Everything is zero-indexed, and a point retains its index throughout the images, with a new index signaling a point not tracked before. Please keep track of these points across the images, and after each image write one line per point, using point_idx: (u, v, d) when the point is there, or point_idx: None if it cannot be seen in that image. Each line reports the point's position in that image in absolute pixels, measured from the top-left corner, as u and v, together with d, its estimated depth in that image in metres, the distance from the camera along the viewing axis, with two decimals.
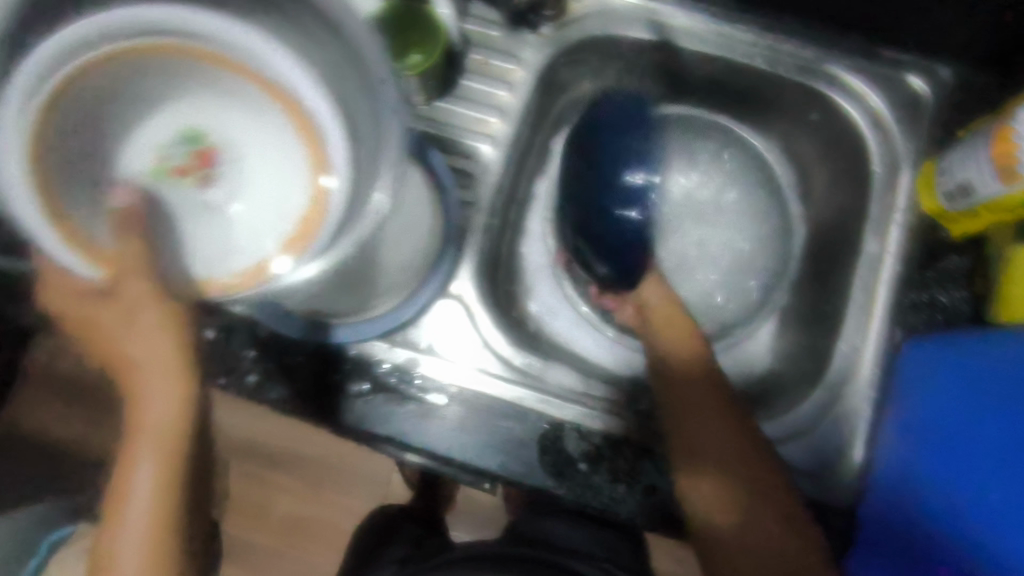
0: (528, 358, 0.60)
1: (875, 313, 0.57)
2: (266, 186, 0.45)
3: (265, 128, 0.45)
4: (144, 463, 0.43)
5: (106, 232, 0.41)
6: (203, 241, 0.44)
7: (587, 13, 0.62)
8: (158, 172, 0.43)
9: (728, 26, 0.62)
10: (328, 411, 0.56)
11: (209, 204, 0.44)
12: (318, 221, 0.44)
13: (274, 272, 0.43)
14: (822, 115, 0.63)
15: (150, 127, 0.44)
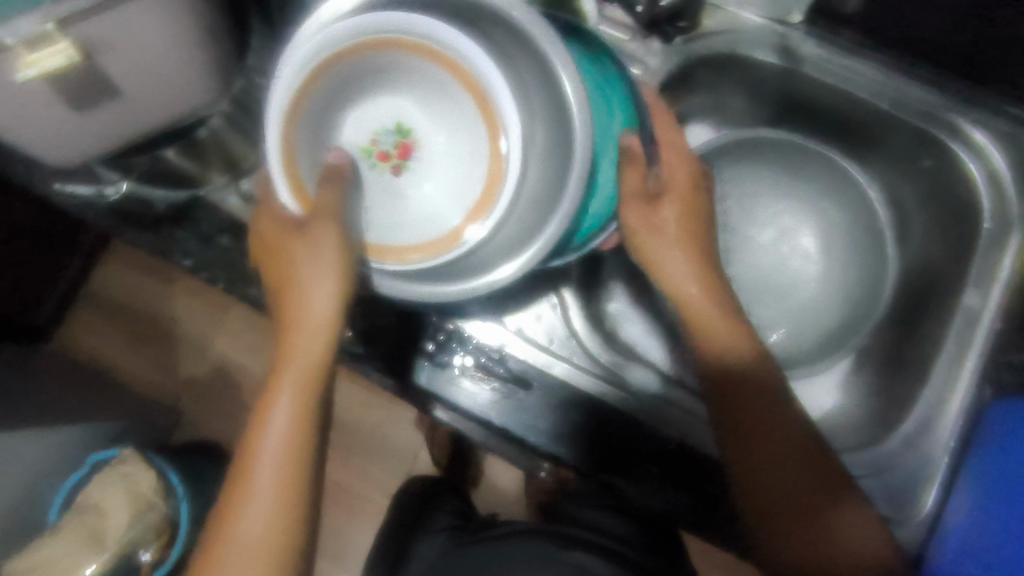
0: (614, 355, 0.62)
1: (967, 366, 0.57)
2: (449, 176, 0.51)
3: (459, 123, 0.50)
4: (285, 398, 0.47)
5: (314, 182, 0.48)
6: (388, 215, 0.51)
7: (715, 30, 0.62)
8: (367, 152, 0.51)
9: (856, 61, 0.61)
10: (420, 376, 0.58)
11: (405, 187, 0.51)
12: (500, 197, 0.48)
13: (464, 238, 0.48)
14: (936, 162, 0.62)
15: (368, 113, 0.51)
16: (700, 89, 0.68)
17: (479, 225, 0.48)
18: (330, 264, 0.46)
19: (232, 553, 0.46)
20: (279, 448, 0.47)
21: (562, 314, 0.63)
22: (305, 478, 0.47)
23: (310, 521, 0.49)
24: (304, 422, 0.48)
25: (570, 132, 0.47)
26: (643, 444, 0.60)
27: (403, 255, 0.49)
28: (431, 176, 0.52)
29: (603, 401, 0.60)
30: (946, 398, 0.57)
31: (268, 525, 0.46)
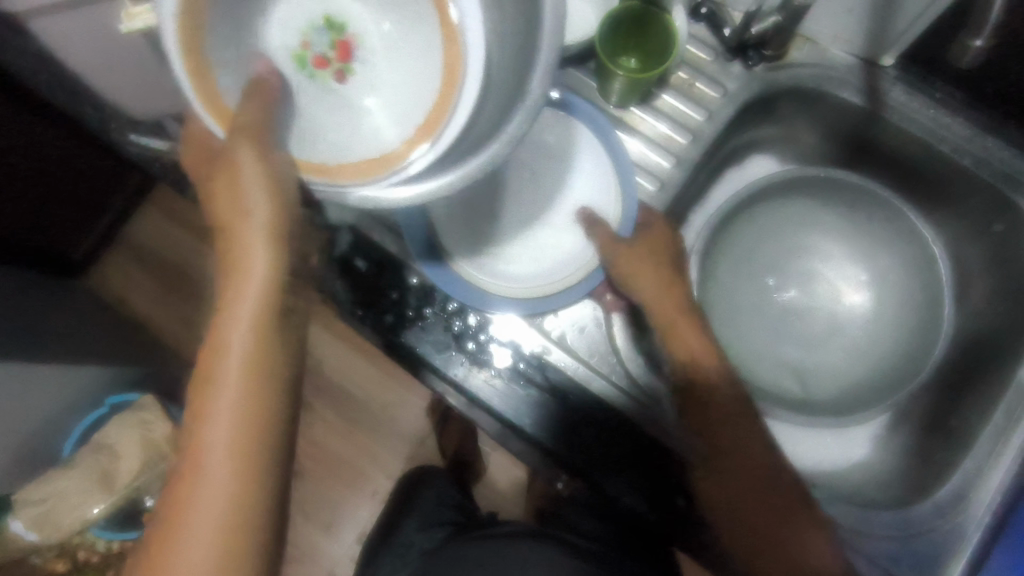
0: (653, 381, 0.64)
1: (1013, 441, 0.55)
2: (399, 80, 0.45)
3: (403, 15, 0.44)
4: (239, 334, 0.44)
5: (237, 87, 0.42)
6: (332, 127, 0.44)
7: (801, 62, 0.61)
8: (300, 56, 0.45)
9: (941, 113, 0.60)
10: (454, 374, 0.58)
11: (349, 95, 0.45)
12: (449, 103, 0.42)
13: (402, 160, 0.40)
14: (1007, 228, 0.60)
15: (295, 9, 0.45)
16: (774, 120, 0.68)
17: (430, 143, 0.41)
18: (255, 184, 0.44)
19: (200, 493, 0.43)
20: (240, 375, 0.44)
21: (605, 330, 0.64)
22: (268, 426, 0.45)
23: (279, 477, 0.46)
24: (261, 349, 0.45)
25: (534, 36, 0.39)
26: (672, 472, 0.57)
27: (351, 174, 0.40)
28: (376, 82, 0.45)
29: (636, 421, 0.59)
30: (988, 469, 0.55)
31: (231, 476, 0.43)
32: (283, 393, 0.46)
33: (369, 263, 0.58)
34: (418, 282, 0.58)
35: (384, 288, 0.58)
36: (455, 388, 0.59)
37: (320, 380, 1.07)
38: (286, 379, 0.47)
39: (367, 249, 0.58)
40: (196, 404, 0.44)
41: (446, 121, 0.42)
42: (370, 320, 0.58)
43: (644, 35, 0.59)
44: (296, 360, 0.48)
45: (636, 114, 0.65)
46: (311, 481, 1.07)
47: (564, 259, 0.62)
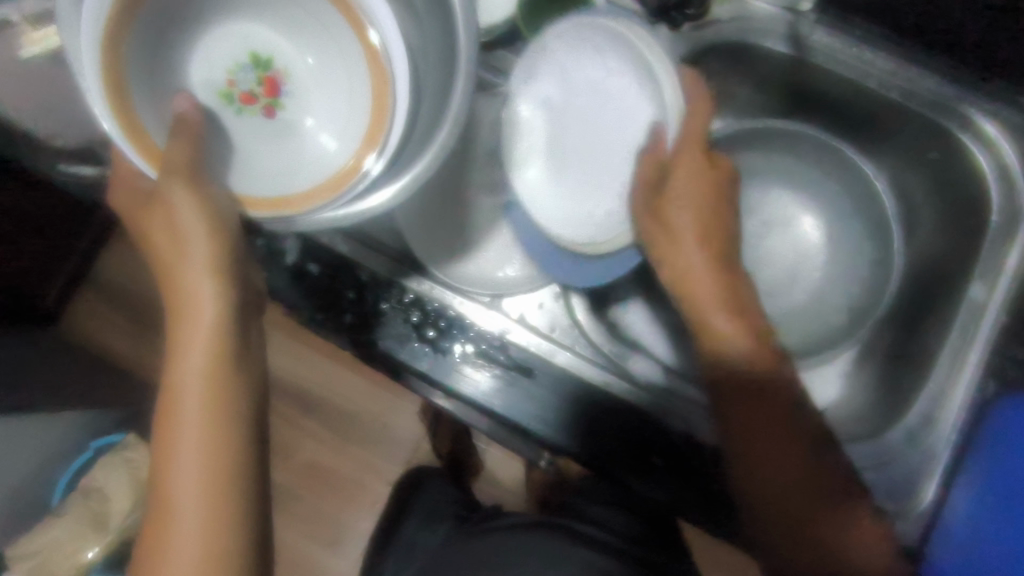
0: (618, 347, 0.63)
1: (969, 361, 0.57)
2: (331, 101, 0.47)
3: (322, 40, 0.46)
4: (191, 350, 0.46)
5: (163, 126, 0.44)
6: (271, 159, 0.46)
7: (726, 17, 0.62)
8: (227, 94, 0.46)
9: (865, 50, 0.61)
10: (411, 363, 0.58)
11: (284, 127, 0.47)
12: (387, 114, 0.44)
13: (362, 172, 0.44)
14: (943, 154, 0.62)
15: (217, 47, 0.46)
16: (709, 77, 0.67)
17: (376, 153, 0.44)
18: (192, 225, 0.44)
19: (179, 512, 0.45)
20: (201, 398, 0.46)
21: (564, 305, 0.63)
22: (235, 433, 0.47)
23: (256, 490, 0.48)
24: (217, 372, 0.46)
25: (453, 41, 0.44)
26: (654, 434, 0.59)
27: (301, 203, 0.43)
28: (306, 111, 0.47)
29: (607, 390, 0.60)
30: (954, 389, 0.57)
31: (204, 487, 0.45)
32: (248, 408, 0.48)
33: (322, 268, 0.59)
34: (370, 278, 0.59)
35: (340, 289, 0.59)
36: (424, 378, 0.59)
37: (305, 397, 1.07)
38: (248, 394, 0.48)
39: (317, 253, 0.58)
40: (164, 422, 0.46)
41: (385, 132, 0.44)
42: (330, 322, 0.59)
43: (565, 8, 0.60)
44: (256, 369, 0.49)
45: None
46: (308, 497, 1.07)
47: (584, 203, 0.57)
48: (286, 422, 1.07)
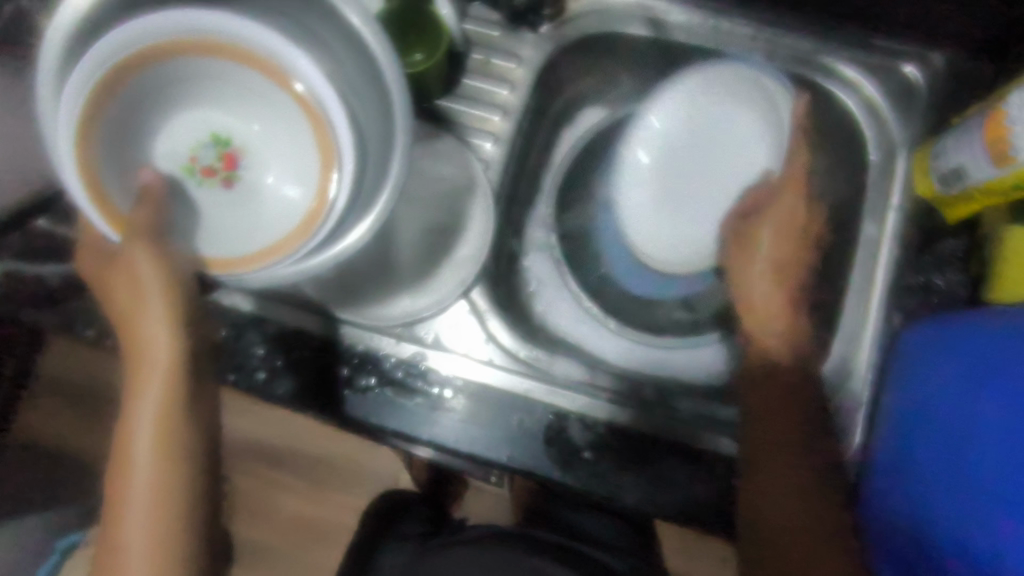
0: (534, 350, 0.60)
1: (873, 303, 0.58)
2: (288, 161, 0.44)
3: (275, 109, 0.42)
4: (148, 401, 0.44)
5: (130, 200, 0.41)
6: (238, 229, 0.43)
7: (584, 13, 0.64)
8: (188, 171, 0.43)
9: (724, 20, 0.63)
10: (327, 405, 0.57)
11: (246, 194, 0.44)
12: (334, 155, 0.41)
13: (328, 209, 0.40)
14: (817, 105, 0.63)
15: (177, 124, 0.43)
16: (586, 72, 0.69)
17: (336, 181, 0.41)
18: (152, 282, 0.43)
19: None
20: (152, 452, 0.44)
21: (477, 320, 0.61)
22: (186, 483, 0.45)
23: (203, 547, 0.46)
24: (169, 422, 0.45)
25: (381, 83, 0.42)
26: (589, 430, 0.56)
27: (276, 251, 0.40)
28: (269, 180, 0.44)
29: (530, 398, 0.57)
30: (864, 327, 0.58)
31: (152, 545, 0.43)
32: (201, 457, 0.46)
33: (228, 329, 0.57)
34: (280, 330, 0.58)
35: (247, 347, 0.57)
36: (347, 420, 0.57)
37: (270, 455, 1.03)
38: (201, 444, 0.46)
39: (221, 314, 0.57)
40: (117, 471, 0.44)
41: (339, 164, 0.41)
42: (243, 382, 0.57)
43: (416, 21, 0.57)
44: (210, 413, 0.48)
45: (445, 106, 0.64)
46: (295, 555, 1.03)
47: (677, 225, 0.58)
48: (257, 482, 1.03)
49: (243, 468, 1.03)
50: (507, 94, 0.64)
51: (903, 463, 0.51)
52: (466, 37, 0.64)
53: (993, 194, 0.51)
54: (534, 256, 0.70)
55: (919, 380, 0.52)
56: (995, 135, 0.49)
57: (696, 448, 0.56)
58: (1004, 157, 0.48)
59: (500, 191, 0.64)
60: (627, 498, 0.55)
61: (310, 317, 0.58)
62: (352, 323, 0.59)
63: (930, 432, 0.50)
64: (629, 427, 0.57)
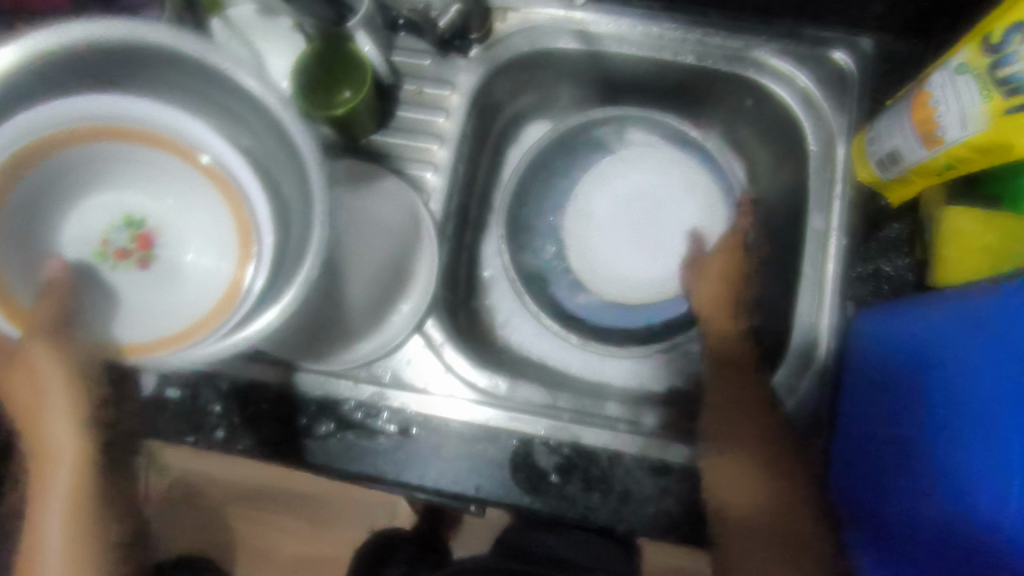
0: (494, 379, 0.59)
1: (827, 294, 0.57)
2: (206, 239, 0.39)
3: (189, 186, 0.39)
4: (55, 498, 0.41)
5: (35, 293, 0.36)
6: (159, 313, 0.37)
7: (512, 33, 0.63)
8: (101, 257, 0.38)
9: (653, 26, 0.63)
10: (286, 454, 0.56)
11: (165, 275, 0.39)
12: (251, 230, 0.39)
13: (245, 291, 0.37)
14: (756, 101, 0.63)
15: (85, 209, 0.38)
16: (523, 90, 0.68)
17: (254, 267, 0.38)
18: (52, 378, 0.38)
19: None
20: (61, 549, 0.42)
21: (435, 353, 0.60)
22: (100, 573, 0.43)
23: None
24: (80, 518, 0.42)
25: (294, 148, 0.36)
26: (555, 453, 0.56)
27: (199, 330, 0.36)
28: (189, 259, 0.39)
29: (491, 428, 0.57)
30: (820, 319, 0.57)
31: None
32: (117, 543, 0.44)
33: (182, 389, 0.57)
34: (232, 386, 0.57)
35: (203, 406, 0.57)
36: (312, 468, 0.56)
37: (264, 498, 0.99)
38: (117, 531, 0.44)
39: (174, 375, 0.57)
40: (25, 558, 0.43)
41: (257, 254, 0.38)
42: (203, 442, 0.56)
43: (340, 63, 0.57)
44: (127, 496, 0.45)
45: (381, 141, 0.63)
46: None
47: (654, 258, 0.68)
48: (252, 527, 0.99)
49: (237, 516, 0.98)
50: (444, 122, 0.63)
51: (870, 450, 0.51)
52: (396, 70, 0.64)
53: (929, 175, 0.51)
54: (489, 277, 0.70)
55: (876, 365, 0.52)
56: (923, 117, 0.49)
57: (662, 463, 0.55)
58: (934, 139, 0.48)
59: (447, 219, 0.64)
60: (599, 518, 0.54)
61: (262, 370, 0.57)
62: (306, 369, 0.58)
63: (888, 421, 0.49)
64: (593, 447, 0.56)
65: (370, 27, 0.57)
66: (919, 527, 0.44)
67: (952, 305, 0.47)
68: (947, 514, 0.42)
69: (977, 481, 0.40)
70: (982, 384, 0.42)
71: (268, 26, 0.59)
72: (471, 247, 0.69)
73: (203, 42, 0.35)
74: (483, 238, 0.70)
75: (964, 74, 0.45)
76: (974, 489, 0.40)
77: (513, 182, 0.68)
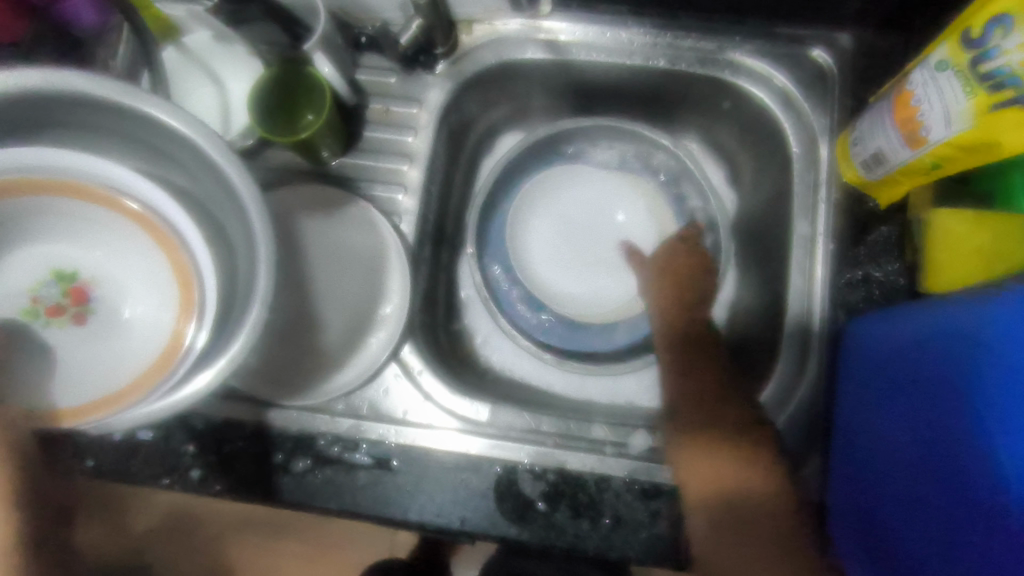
0: (475, 405, 0.57)
1: (815, 301, 0.55)
2: (141, 293, 0.39)
3: (122, 238, 0.39)
4: None
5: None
6: (98, 369, 0.38)
7: (479, 46, 0.61)
8: (30, 315, 0.38)
9: (623, 32, 0.61)
10: (262, 494, 0.54)
11: (101, 331, 0.39)
12: (191, 280, 0.38)
13: (181, 348, 0.37)
14: (734, 103, 0.61)
15: (15, 266, 0.38)
16: (495, 103, 0.66)
17: (194, 321, 0.38)
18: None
19: None
20: None
21: (413, 382, 0.58)
22: None
23: None
24: None
25: (232, 192, 0.36)
26: (542, 480, 0.54)
27: (129, 393, 0.36)
28: (128, 310, 0.39)
29: (474, 457, 0.55)
30: (809, 327, 0.55)
31: None
32: None
33: (154, 431, 0.55)
34: (205, 426, 0.55)
35: (177, 447, 0.55)
36: (291, 506, 0.54)
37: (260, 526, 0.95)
38: None
39: None
40: None
41: (199, 305, 0.38)
42: (177, 484, 0.55)
43: (299, 85, 0.55)
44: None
45: (350, 163, 0.62)
46: None
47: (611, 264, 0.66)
48: (251, 551, 0.94)
49: (236, 542, 0.94)
50: (413, 141, 0.61)
51: (867, 460, 0.49)
52: (361, 88, 0.62)
53: (915, 175, 0.49)
54: (469, 296, 0.68)
55: (869, 371, 0.50)
56: (906, 117, 0.47)
57: (653, 485, 0.53)
58: (917, 138, 0.46)
59: (421, 240, 0.62)
60: (590, 546, 0.52)
61: (236, 407, 0.55)
62: (279, 405, 0.56)
63: (880, 434, 0.48)
64: (580, 472, 0.54)
65: (327, 47, 0.55)
66: (938, 521, 0.41)
67: (939, 310, 0.45)
68: (974, 497, 0.39)
69: (1001, 457, 0.37)
70: (971, 392, 0.40)
71: (221, 49, 0.58)
72: (449, 266, 0.67)
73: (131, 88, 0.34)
74: (461, 255, 0.69)
75: (945, 70, 0.43)
76: (999, 466, 0.37)
77: (489, 197, 0.66)
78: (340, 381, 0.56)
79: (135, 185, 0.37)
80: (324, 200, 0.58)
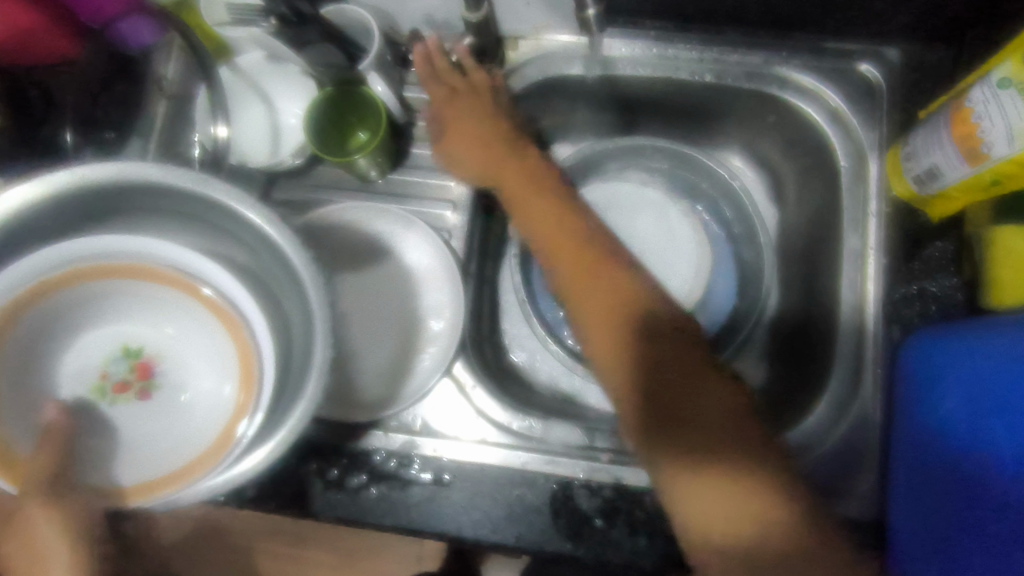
0: (527, 420, 0.58)
1: (869, 314, 0.55)
2: (201, 369, 0.39)
3: (183, 315, 0.39)
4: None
5: (33, 442, 0.36)
6: (161, 447, 0.38)
7: (525, 61, 0.62)
8: (99, 391, 0.39)
9: (668, 48, 0.61)
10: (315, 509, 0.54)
11: (164, 409, 0.39)
12: (250, 359, 0.37)
13: (237, 434, 0.36)
14: (780, 117, 0.61)
15: (85, 348, 0.39)
16: (538, 117, 0.67)
17: (251, 401, 0.37)
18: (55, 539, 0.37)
19: None
20: None
21: (467, 397, 0.58)
22: None
23: None
24: None
25: (292, 267, 0.38)
26: (597, 495, 0.54)
27: (183, 474, 0.36)
28: (192, 386, 0.39)
29: (527, 471, 0.55)
30: (863, 341, 0.55)
31: None
32: None
33: None
34: None
35: None
36: (340, 521, 0.54)
37: (286, 543, 0.92)
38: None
39: None
40: None
41: (258, 379, 0.37)
42: (232, 501, 0.55)
43: (353, 106, 0.57)
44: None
45: (397, 179, 0.62)
46: None
47: (670, 266, 0.67)
48: (278, 562, 0.92)
49: (263, 551, 0.92)
50: None
51: (927, 483, 0.49)
52: (409, 106, 0.62)
53: (974, 192, 0.49)
54: (512, 308, 0.68)
55: (925, 395, 0.50)
56: (965, 133, 0.47)
57: None
58: (977, 155, 0.46)
59: (468, 255, 0.62)
60: (645, 561, 0.53)
61: None
62: (333, 422, 0.56)
63: (926, 453, 0.49)
64: (636, 488, 0.54)
65: (380, 66, 0.55)
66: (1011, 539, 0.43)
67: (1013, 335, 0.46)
68: None
69: None
70: None
71: (275, 71, 0.59)
72: (492, 279, 0.68)
73: (194, 175, 0.37)
74: (503, 267, 0.69)
75: (1007, 88, 0.43)
76: None
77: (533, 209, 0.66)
78: (397, 404, 0.56)
79: (198, 264, 0.38)
80: (360, 252, 0.60)
